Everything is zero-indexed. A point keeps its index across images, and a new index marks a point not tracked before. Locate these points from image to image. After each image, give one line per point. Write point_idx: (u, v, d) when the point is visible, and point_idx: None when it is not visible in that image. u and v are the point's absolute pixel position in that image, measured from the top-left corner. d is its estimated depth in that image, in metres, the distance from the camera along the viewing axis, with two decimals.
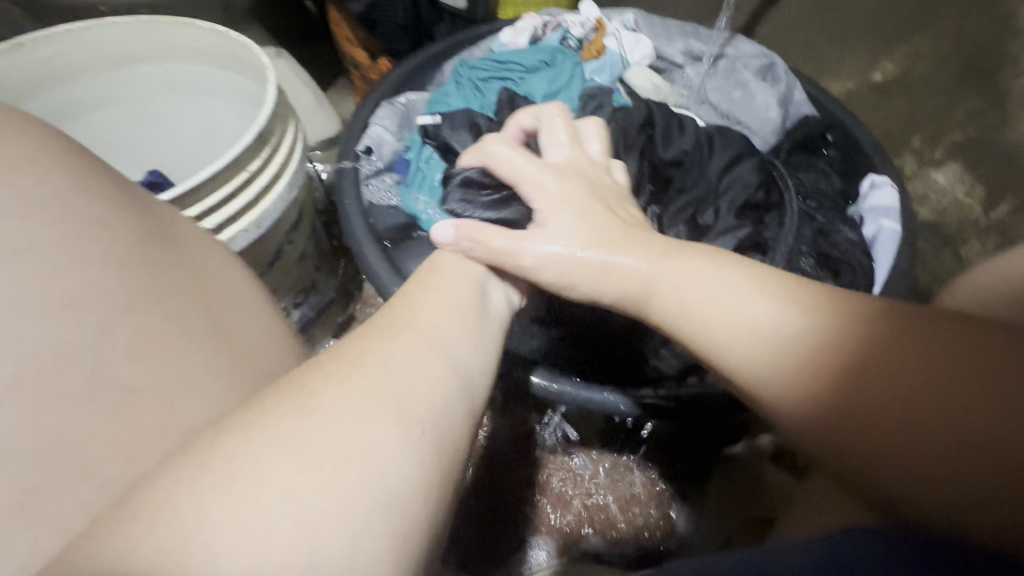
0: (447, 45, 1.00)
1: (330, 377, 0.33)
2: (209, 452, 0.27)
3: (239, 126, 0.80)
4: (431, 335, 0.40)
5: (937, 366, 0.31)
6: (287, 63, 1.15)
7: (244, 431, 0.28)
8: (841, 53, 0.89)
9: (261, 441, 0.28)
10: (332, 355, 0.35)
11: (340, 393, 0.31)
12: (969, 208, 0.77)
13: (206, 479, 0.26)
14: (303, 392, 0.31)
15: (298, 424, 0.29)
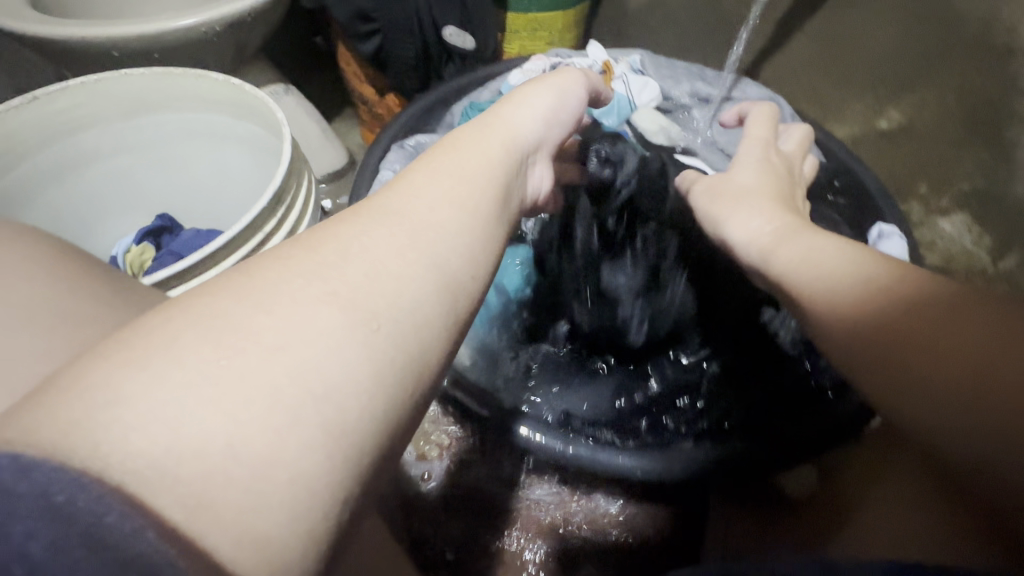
0: (457, 87, 1.02)
1: (351, 226, 0.37)
2: (225, 297, 0.31)
3: (251, 171, 0.80)
4: (453, 192, 0.42)
5: (963, 322, 0.34)
6: (297, 100, 1.13)
7: (268, 273, 0.32)
8: (845, 100, 0.90)
9: (270, 280, 0.31)
10: (379, 207, 0.39)
11: (371, 248, 0.35)
12: (977, 257, 0.78)
13: (215, 321, 0.29)
14: (334, 236, 0.36)
15: (304, 277, 0.32)
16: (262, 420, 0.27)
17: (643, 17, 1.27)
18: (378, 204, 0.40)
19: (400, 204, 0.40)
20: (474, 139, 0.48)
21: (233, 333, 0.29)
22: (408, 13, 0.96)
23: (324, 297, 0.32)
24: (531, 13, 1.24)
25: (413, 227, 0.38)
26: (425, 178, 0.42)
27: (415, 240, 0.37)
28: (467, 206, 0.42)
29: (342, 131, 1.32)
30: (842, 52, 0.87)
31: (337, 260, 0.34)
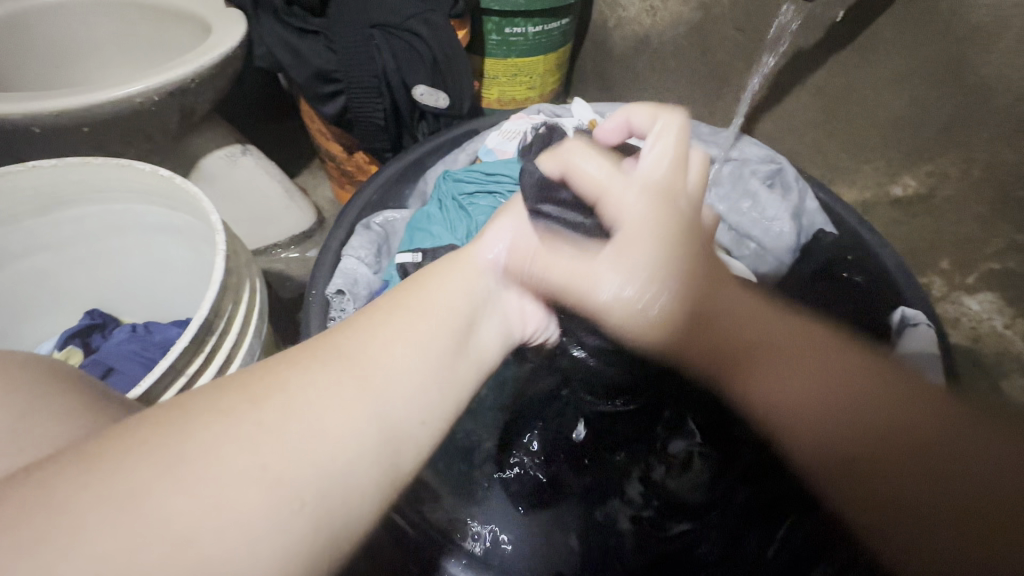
0: (427, 148, 0.92)
1: (298, 371, 0.34)
2: (176, 441, 0.27)
3: (191, 263, 0.69)
4: (404, 339, 0.39)
5: (913, 451, 0.36)
6: (257, 160, 1.02)
7: (216, 414, 0.29)
8: (854, 164, 0.83)
9: (233, 422, 0.29)
10: (324, 352, 0.36)
11: (318, 416, 0.31)
12: (1009, 341, 0.71)
13: (168, 471, 0.26)
14: (279, 392, 0.32)
15: (249, 426, 0.29)
16: (198, 550, 0.24)
17: (630, 61, 1.20)
18: (322, 359, 0.35)
19: (354, 357, 0.36)
20: (437, 279, 0.47)
21: (188, 479, 0.26)
22: (374, 72, 0.86)
23: (288, 447, 0.29)
24: (510, 59, 1.16)
25: (369, 378, 0.35)
26: (385, 327, 0.39)
27: (362, 389, 0.34)
28: (415, 355, 0.39)
29: (310, 185, 1.22)
30: (848, 113, 0.80)
31: (291, 426, 0.30)
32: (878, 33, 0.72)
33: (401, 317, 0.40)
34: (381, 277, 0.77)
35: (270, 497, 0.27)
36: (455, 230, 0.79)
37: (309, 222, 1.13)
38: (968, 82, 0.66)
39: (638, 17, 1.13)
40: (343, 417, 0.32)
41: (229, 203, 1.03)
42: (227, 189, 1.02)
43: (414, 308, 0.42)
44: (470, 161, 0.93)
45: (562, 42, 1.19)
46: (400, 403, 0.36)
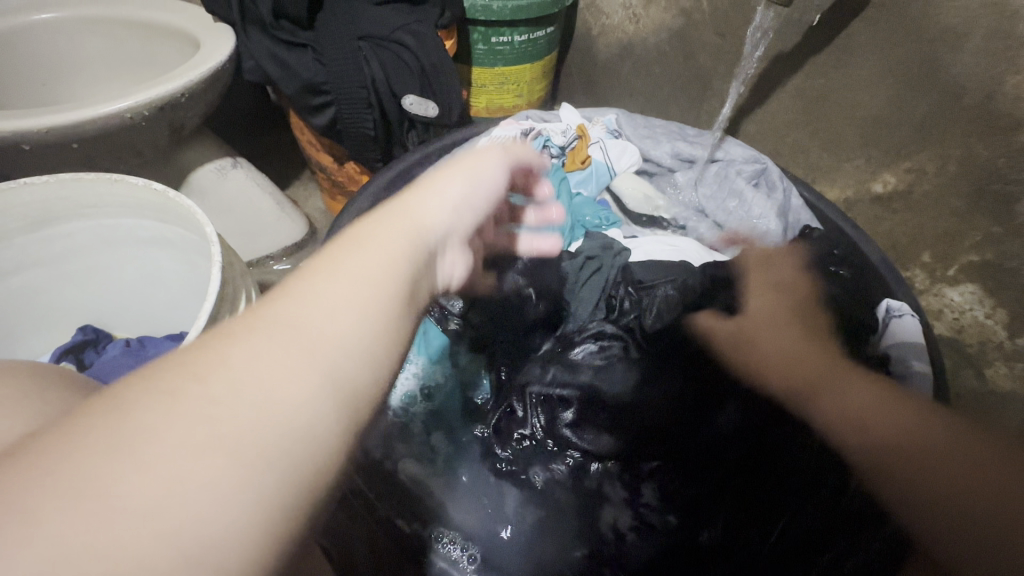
0: (417, 157, 0.93)
1: (221, 349, 0.26)
2: (94, 441, 0.22)
3: (185, 275, 0.70)
4: (352, 291, 0.30)
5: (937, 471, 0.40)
6: (248, 173, 1.03)
7: (116, 417, 0.23)
8: (835, 162, 0.85)
9: (140, 418, 0.23)
10: (255, 321, 0.27)
11: (251, 394, 0.24)
12: (991, 330, 0.72)
13: (95, 471, 0.21)
14: (197, 378, 0.25)
15: (169, 423, 0.23)
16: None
17: (614, 67, 1.22)
18: (252, 332, 0.27)
19: (283, 324, 0.28)
20: (377, 224, 0.35)
21: (105, 494, 0.21)
22: (362, 83, 0.87)
23: (209, 439, 0.23)
24: (497, 67, 1.17)
25: (312, 346, 0.27)
26: (315, 286, 0.30)
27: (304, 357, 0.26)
28: (372, 307, 0.30)
29: (301, 196, 1.22)
30: (828, 114, 0.82)
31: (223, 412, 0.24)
32: (853, 36, 0.74)
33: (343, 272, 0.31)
34: None
35: (213, 487, 0.22)
36: None
37: (301, 233, 1.14)
38: (940, 82, 0.68)
39: (621, 24, 1.15)
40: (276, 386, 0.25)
41: (220, 215, 1.03)
42: (219, 202, 1.02)
43: (355, 264, 0.32)
44: None
45: (547, 50, 1.21)
46: (346, 360, 0.28)
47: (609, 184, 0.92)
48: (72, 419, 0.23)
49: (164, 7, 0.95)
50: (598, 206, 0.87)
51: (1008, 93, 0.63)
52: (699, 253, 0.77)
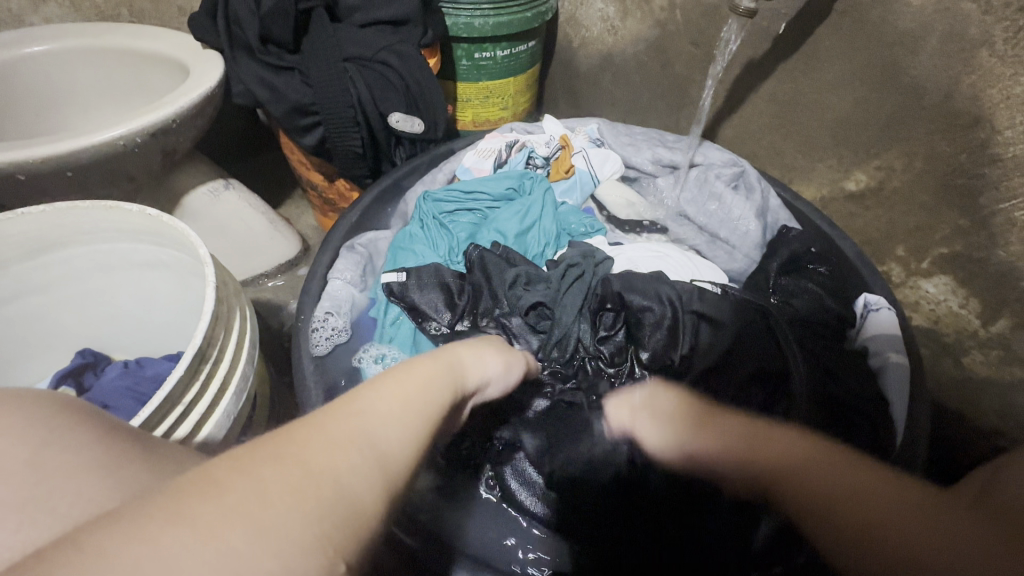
0: (405, 172, 0.96)
1: (318, 440, 0.27)
2: (214, 502, 0.22)
3: (181, 295, 0.71)
4: (417, 411, 0.31)
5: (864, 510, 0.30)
6: (240, 193, 1.04)
7: (231, 486, 0.23)
8: (810, 163, 0.88)
9: (251, 495, 0.23)
10: (344, 415, 0.28)
11: (346, 490, 0.25)
12: (965, 320, 0.74)
13: (235, 514, 0.22)
14: (310, 445, 0.26)
15: (282, 499, 0.23)
16: None
17: (596, 78, 1.25)
18: (342, 418, 0.28)
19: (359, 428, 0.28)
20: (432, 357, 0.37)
21: (216, 563, 0.20)
22: (350, 103, 0.90)
23: (314, 522, 0.23)
24: (481, 82, 1.20)
25: (387, 454, 0.28)
26: (390, 394, 0.31)
27: (383, 466, 0.27)
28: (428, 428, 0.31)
29: (294, 214, 1.24)
30: (800, 116, 0.85)
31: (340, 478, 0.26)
32: (819, 41, 0.77)
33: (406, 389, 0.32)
34: (367, 297, 0.80)
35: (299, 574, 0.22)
36: (437, 250, 0.82)
37: (294, 250, 1.15)
38: (903, 83, 0.71)
39: (600, 36, 1.18)
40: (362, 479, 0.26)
41: (214, 236, 1.05)
42: (213, 223, 1.04)
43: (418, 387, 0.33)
44: (447, 181, 0.96)
45: (530, 63, 1.24)
46: (409, 473, 0.29)
47: (592, 192, 0.94)
48: (182, 485, 0.23)
49: (154, 36, 0.97)
50: (583, 213, 0.90)
51: (965, 92, 0.66)
52: (681, 256, 0.80)
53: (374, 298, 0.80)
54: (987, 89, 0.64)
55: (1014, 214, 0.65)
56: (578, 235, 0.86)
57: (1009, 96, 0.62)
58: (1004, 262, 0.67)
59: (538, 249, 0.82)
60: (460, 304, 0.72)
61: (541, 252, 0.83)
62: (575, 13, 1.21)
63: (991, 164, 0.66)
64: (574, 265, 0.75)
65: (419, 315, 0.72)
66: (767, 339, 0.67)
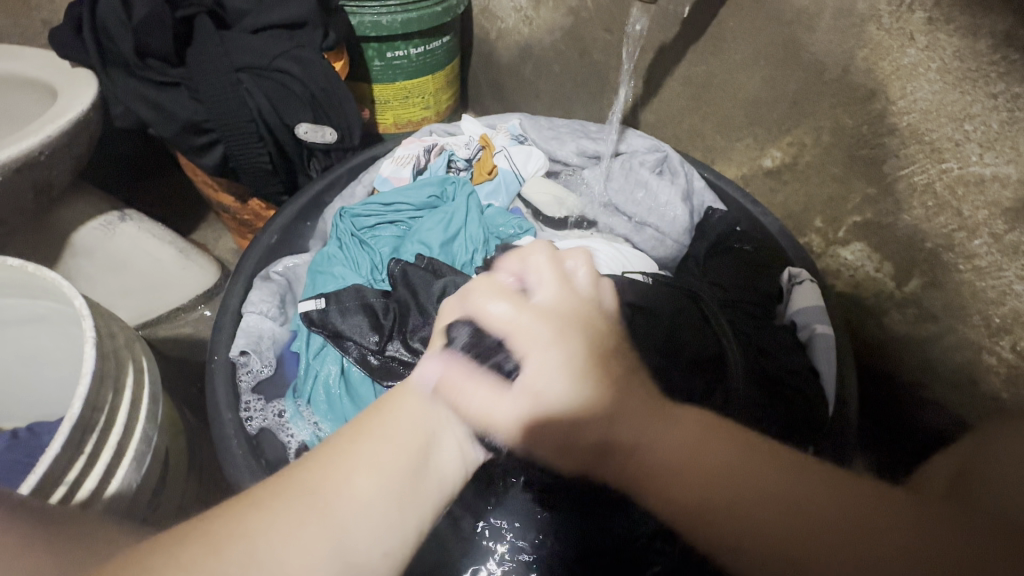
0: (323, 185, 0.89)
1: (259, 524, 0.34)
2: (175, 557, 0.31)
3: (70, 350, 0.63)
4: (378, 484, 0.38)
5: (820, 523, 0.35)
6: (139, 225, 0.94)
7: (196, 551, 0.32)
8: (728, 143, 0.90)
9: (201, 568, 0.31)
10: (299, 490, 0.36)
11: (283, 559, 0.33)
12: (883, 283, 0.75)
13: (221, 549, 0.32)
14: (264, 508, 0.35)
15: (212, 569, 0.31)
16: None
17: (516, 69, 1.22)
18: (291, 486, 0.36)
19: (313, 488, 0.36)
20: (403, 413, 0.43)
21: None
22: (249, 116, 0.83)
23: None
24: (397, 83, 1.15)
25: (333, 525, 0.35)
26: (341, 466, 0.38)
27: (325, 537, 0.34)
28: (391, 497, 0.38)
29: (210, 238, 1.15)
30: (714, 98, 0.86)
31: (292, 532, 0.34)
32: (724, 23, 0.78)
33: (352, 454, 0.39)
34: (288, 330, 0.75)
35: None
36: (358, 270, 0.79)
37: (213, 278, 1.06)
38: (804, 60, 0.73)
39: (516, 27, 1.15)
40: (316, 543, 0.34)
41: (115, 273, 0.95)
42: (110, 259, 0.94)
43: (380, 448, 0.40)
44: (367, 193, 0.91)
45: (447, 59, 1.19)
46: (359, 540, 0.36)
47: (520, 191, 0.93)
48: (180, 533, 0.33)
49: (14, 57, 0.86)
50: (510, 214, 0.88)
51: (860, 66, 0.67)
52: (610, 248, 0.79)
53: (296, 330, 0.76)
54: (878, 62, 0.66)
55: (914, 179, 0.67)
56: (507, 237, 0.84)
57: (899, 67, 0.64)
58: (910, 225, 0.69)
59: (466, 255, 0.81)
60: (386, 324, 0.70)
61: (469, 259, 0.81)
62: (488, 5, 1.18)
63: (890, 134, 0.68)
64: None
65: (343, 341, 0.69)
66: (701, 330, 0.67)
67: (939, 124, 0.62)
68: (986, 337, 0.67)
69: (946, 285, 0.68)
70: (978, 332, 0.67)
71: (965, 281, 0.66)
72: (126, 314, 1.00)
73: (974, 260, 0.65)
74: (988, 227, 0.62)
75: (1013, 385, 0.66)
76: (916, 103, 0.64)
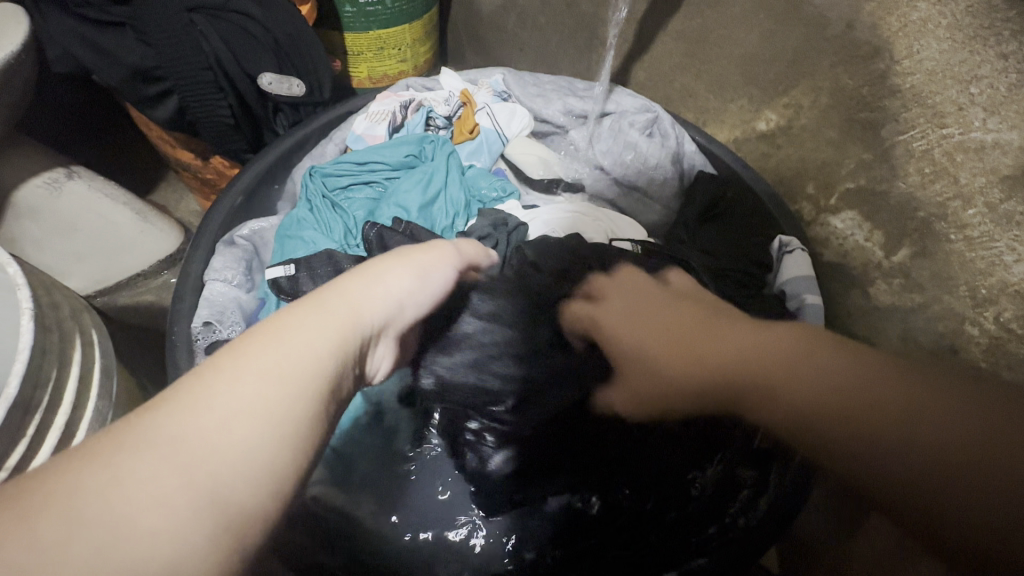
0: (291, 142, 0.83)
1: (125, 454, 0.28)
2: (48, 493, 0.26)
3: (9, 320, 0.58)
4: (263, 406, 0.31)
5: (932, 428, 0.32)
6: (90, 182, 0.86)
7: (80, 484, 0.27)
8: (722, 104, 0.86)
9: (78, 490, 0.26)
10: (166, 416, 0.30)
11: (160, 488, 0.27)
12: (870, 252, 0.73)
13: (88, 484, 0.27)
14: (125, 450, 0.28)
15: (90, 501, 0.26)
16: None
17: (500, 21, 1.15)
18: (160, 419, 0.29)
19: (185, 430, 0.29)
20: (301, 319, 0.36)
21: (50, 513, 0.26)
22: (205, 64, 0.75)
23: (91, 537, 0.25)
24: (371, 33, 1.06)
25: (194, 460, 0.28)
26: (213, 386, 0.31)
27: (190, 473, 0.28)
28: (284, 428, 0.31)
29: (170, 200, 1.07)
30: (709, 55, 0.82)
31: (158, 469, 0.28)
32: None
33: (247, 369, 0.32)
34: (256, 298, 0.71)
35: (113, 522, 0.26)
36: (331, 234, 0.75)
37: (174, 243, 0.99)
38: (807, 14, 0.70)
39: None
40: (188, 502, 0.27)
41: (66, 235, 0.88)
42: (59, 221, 0.86)
43: (264, 360, 0.33)
44: (340, 152, 0.86)
45: (426, 8, 1.11)
46: (239, 482, 0.29)
47: (503, 151, 0.88)
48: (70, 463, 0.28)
49: None
50: (493, 176, 0.84)
51: (865, 21, 0.64)
52: (595, 213, 0.76)
53: (264, 299, 0.71)
54: (885, 17, 0.63)
55: (913, 145, 0.64)
56: (490, 200, 0.80)
57: (907, 23, 0.61)
58: (903, 193, 0.66)
59: (446, 219, 0.77)
60: None
61: (450, 223, 0.77)
62: None
63: (892, 96, 0.65)
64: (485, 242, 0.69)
65: None
66: None
67: (943, 86, 0.59)
68: (970, 308, 0.63)
69: (934, 255, 0.65)
70: (963, 301, 0.63)
71: (955, 251, 0.63)
72: (78, 282, 0.94)
73: (966, 230, 0.62)
74: (984, 195, 0.59)
75: (993, 355, 0.61)
76: (921, 63, 0.61)
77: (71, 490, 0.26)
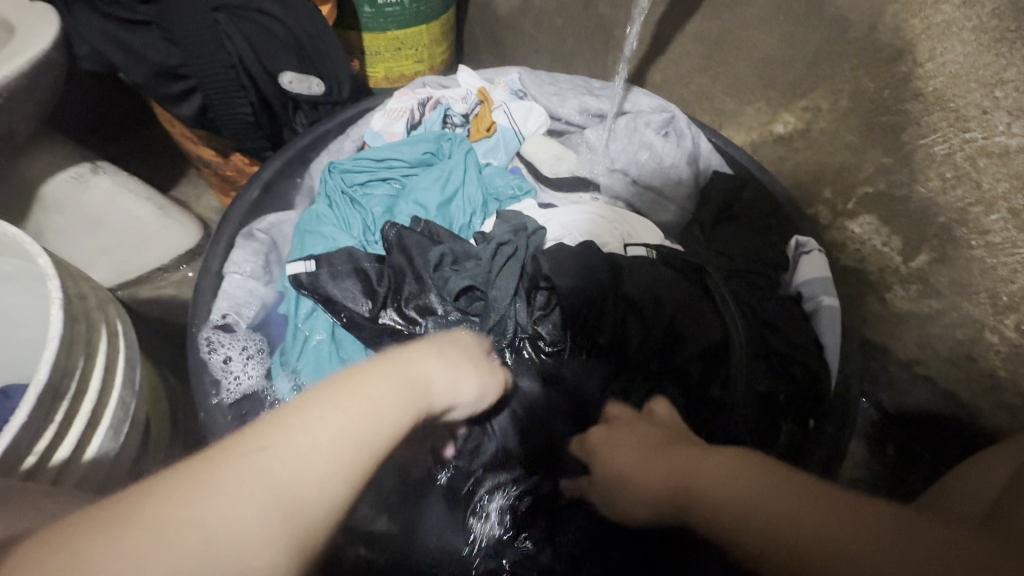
0: (311, 139, 0.84)
1: (239, 462, 0.30)
2: (132, 522, 0.27)
3: (40, 311, 0.60)
4: (347, 454, 0.32)
5: (851, 525, 0.33)
6: (113, 177, 0.88)
7: (167, 509, 0.27)
8: (739, 107, 0.86)
9: (177, 524, 0.27)
10: (250, 454, 0.30)
11: (249, 518, 0.28)
12: (888, 257, 0.72)
13: (194, 500, 0.28)
14: (216, 477, 0.29)
15: (179, 537, 0.27)
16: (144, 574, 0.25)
17: (516, 22, 1.15)
18: (258, 449, 0.31)
19: (283, 465, 0.30)
20: (390, 387, 0.36)
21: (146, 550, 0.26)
22: (228, 62, 0.77)
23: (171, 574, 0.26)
24: (389, 32, 1.07)
25: (289, 499, 0.29)
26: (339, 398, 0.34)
27: (280, 513, 0.29)
28: (363, 478, 0.33)
29: (190, 196, 1.09)
30: (726, 56, 0.82)
31: (246, 504, 0.28)
32: None
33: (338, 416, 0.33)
34: (274, 291, 0.72)
35: (210, 536, 0.27)
36: (350, 229, 0.76)
37: (195, 238, 1.01)
38: (828, 16, 0.69)
39: None
40: (273, 541, 0.28)
41: (91, 229, 0.90)
42: (84, 216, 0.88)
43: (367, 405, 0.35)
44: (357, 148, 0.87)
45: (444, 8, 1.11)
46: (323, 517, 0.30)
47: (518, 150, 0.89)
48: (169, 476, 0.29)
49: None
50: (509, 174, 0.84)
51: (888, 24, 0.64)
52: (611, 212, 0.76)
53: (283, 292, 0.73)
54: (909, 19, 0.62)
55: (934, 149, 0.63)
56: (506, 199, 0.81)
57: (931, 26, 0.60)
58: (924, 198, 0.65)
59: (462, 216, 0.78)
60: (379, 288, 0.66)
61: (466, 221, 0.78)
62: None
63: (913, 99, 0.64)
64: (503, 241, 0.70)
65: (335, 305, 0.66)
66: (705, 302, 0.65)
67: (966, 90, 0.58)
68: (991, 315, 0.63)
69: (953, 261, 0.64)
70: (984, 309, 0.63)
71: (975, 257, 0.62)
72: (102, 275, 0.96)
73: (987, 236, 0.61)
74: (1007, 202, 0.58)
75: (1013, 364, 0.63)
76: (945, 66, 0.60)
77: (149, 514, 0.27)
